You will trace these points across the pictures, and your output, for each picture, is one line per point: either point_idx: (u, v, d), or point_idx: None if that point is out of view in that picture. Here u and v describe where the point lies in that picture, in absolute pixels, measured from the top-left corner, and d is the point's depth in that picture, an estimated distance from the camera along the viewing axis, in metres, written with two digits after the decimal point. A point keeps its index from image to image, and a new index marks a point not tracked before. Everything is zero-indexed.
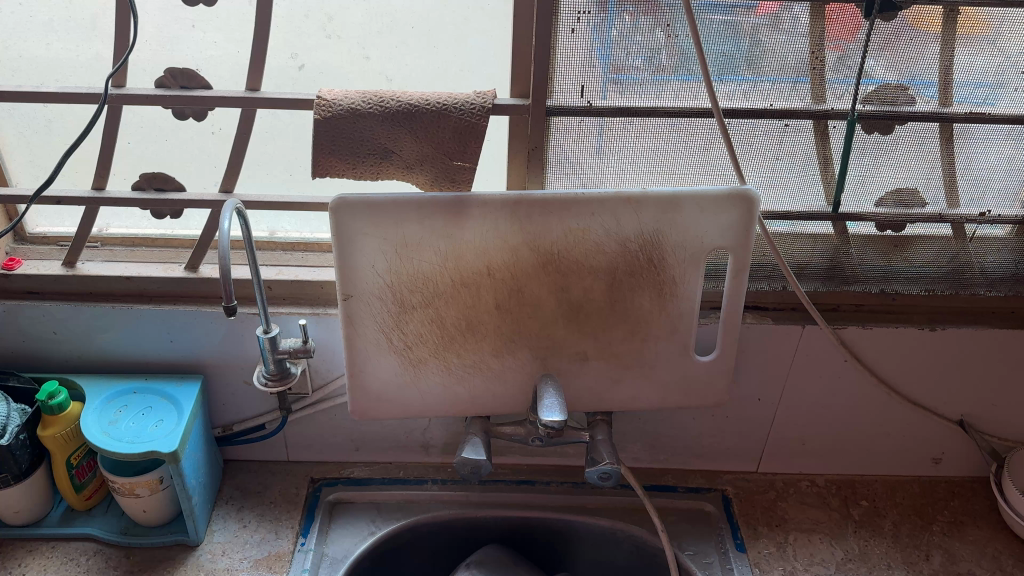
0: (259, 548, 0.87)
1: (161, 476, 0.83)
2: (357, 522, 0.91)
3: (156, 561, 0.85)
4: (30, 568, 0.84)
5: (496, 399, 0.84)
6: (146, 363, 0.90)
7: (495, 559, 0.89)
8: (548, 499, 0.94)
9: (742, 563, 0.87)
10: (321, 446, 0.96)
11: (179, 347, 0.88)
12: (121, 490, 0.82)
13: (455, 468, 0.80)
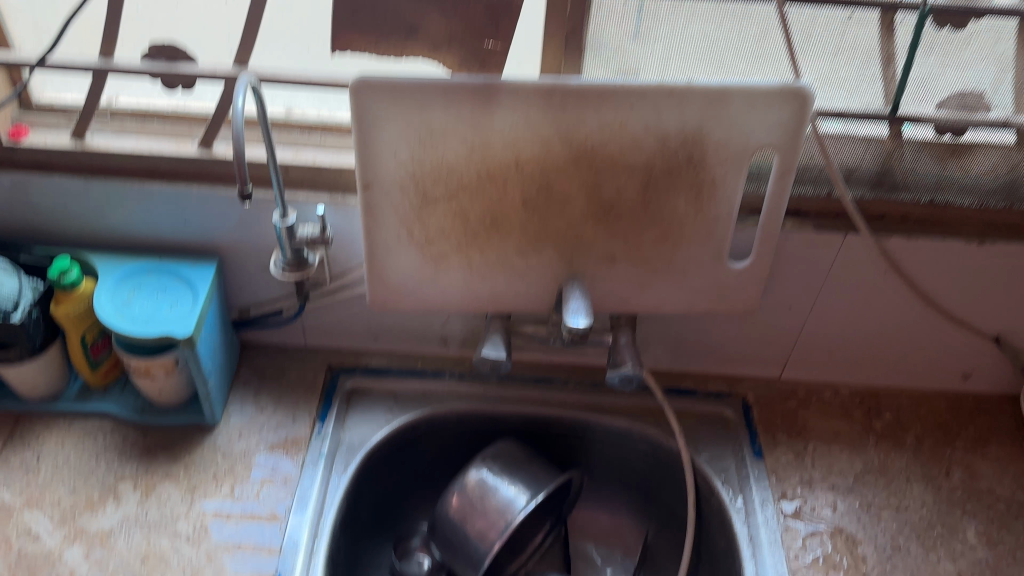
0: (276, 432, 0.87)
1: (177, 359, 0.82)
2: (374, 411, 0.91)
3: (174, 441, 0.86)
4: (49, 443, 0.85)
5: (518, 298, 0.81)
6: (160, 243, 0.87)
7: (509, 454, 0.89)
8: (566, 398, 0.94)
9: (758, 470, 0.87)
10: (339, 333, 0.95)
11: (194, 227, 0.85)
12: (137, 371, 0.81)
13: (476, 364, 0.79)
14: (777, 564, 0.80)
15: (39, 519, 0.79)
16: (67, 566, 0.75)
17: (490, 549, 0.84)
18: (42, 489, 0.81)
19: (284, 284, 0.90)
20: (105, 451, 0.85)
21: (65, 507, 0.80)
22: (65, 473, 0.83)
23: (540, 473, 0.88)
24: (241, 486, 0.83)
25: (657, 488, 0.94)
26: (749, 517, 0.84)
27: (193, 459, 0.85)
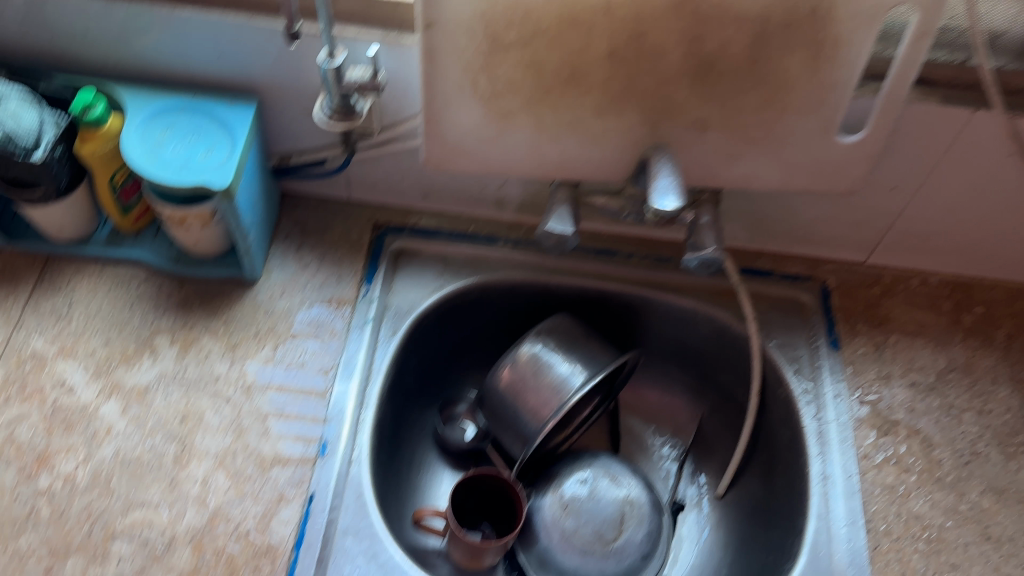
0: (321, 292, 0.82)
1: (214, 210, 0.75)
2: (423, 275, 0.85)
3: (212, 295, 0.81)
4: (80, 290, 0.80)
5: (590, 165, 0.72)
6: (192, 78, 0.78)
7: (566, 329, 0.84)
8: (630, 274, 0.86)
9: (834, 361, 0.81)
10: (386, 188, 0.87)
11: (229, 61, 0.76)
12: (172, 220, 0.75)
13: (538, 237, 0.72)
14: (846, 463, 0.76)
15: (73, 371, 0.76)
16: (104, 423, 0.73)
17: (541, 427, 0.80)
18: (75, 339, 0.77)
19: (329, 132, 0.81)
20: (140, 302, 0.80)
21: (100, 359, 0.76)
22: (99, 323, 0.78)
23: (598, 352, 0.83)
24: (284, 347, 0.78)
25: (717, 371, 0.89)
26: (820, 411, 0.78)
27: (232, 316, 0.80)
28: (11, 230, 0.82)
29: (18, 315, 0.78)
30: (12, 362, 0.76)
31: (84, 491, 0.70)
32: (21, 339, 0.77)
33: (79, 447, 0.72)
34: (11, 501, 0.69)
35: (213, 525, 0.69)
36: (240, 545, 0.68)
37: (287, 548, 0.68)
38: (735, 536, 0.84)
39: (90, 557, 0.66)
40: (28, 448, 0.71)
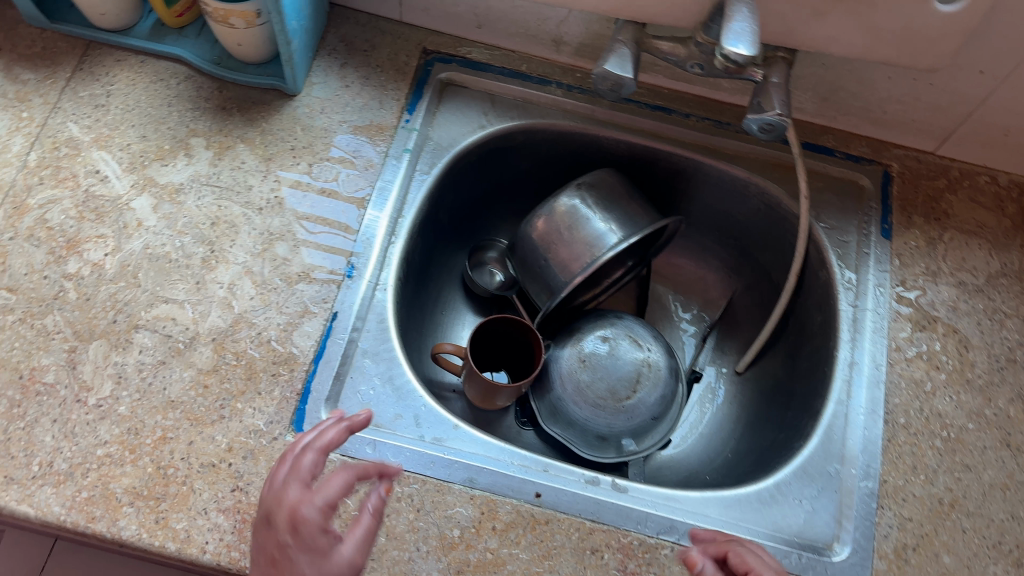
0: (361, 114, 0.79)
1: (259, 10, 0.72)
2: (467, 111, 0.82)
3: (251, 103, 0.79)
4: (118, 81, 0.78)
5: (660, 4, 0.68)
6: None
7: (609, 186, 0.80)
8: (683, 135, 0.82)
9: (882, 250, 0.78)
10: (439, 12, 0.82)
11: None
12: (212, 15, 0.72)
13: (594, 79, 0.69)
14: (876, 353, 0.74)
15: (107, 161, 0.75)
16: (135, 217, 0.73)
17: (569, 280, 0.78)
18: (111, 130, 0.76)
19: None
20: (178, 101, 0.78)
21: (135, 154, 0.75)
22: (136, 118, 0.77)
23: (638, 213, 0.79)
24: (319, 165, 0.77)
25: (759, 248, 0.86)
26: (857, 298, 0.76)
27: (270, 126, 0.78)
28: (52, 10, 0.79)
29: (55, 99, 0.77)
30: (48, 145, 0.75)
31: (111, 280, 0.70)
32: (57, 124, 0.76)
33: (109, 237, 0.72)
34: (40, 281, 0.70)
35: (236, 328, 0.70)
36: (261, 350, 0.69)
37: (306, 360, 0.69)
38: (748, 412, 0.84)
39: (112, 344, 0.68)
40: (59, 232, 0.72)
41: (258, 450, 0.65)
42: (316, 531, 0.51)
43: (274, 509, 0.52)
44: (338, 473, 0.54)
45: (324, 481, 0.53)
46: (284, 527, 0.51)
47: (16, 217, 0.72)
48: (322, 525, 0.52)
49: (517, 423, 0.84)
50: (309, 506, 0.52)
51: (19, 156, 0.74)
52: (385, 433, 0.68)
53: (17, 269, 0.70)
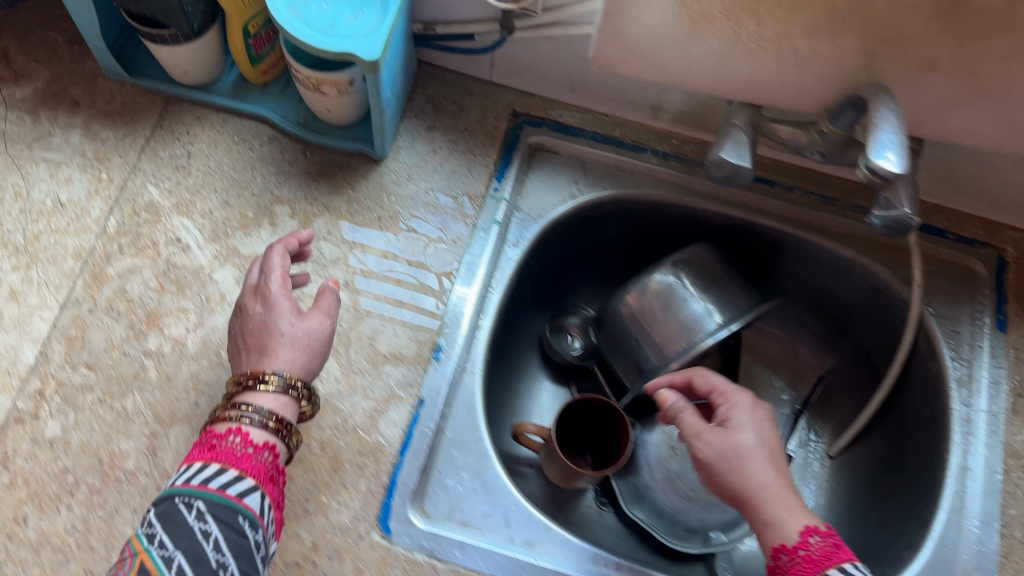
0: (448, 182, 0.76)
1: (352, 79, 0.68)
2: (558, 178, 0.78)
3: (337, 168, 0.76)
4: (200, 141, 0.75)
5: (783, 89, 0.63)
6: None
7: (705, 262, 0.76)
8: (786, 211, 0.78)
9: (997, 343, 0.74)
10: (532, 74, 0.78)
11: None
12: (305, 82, 0.69)
13: (708, 165, 0.65)
14: (991, 458, 0.70)
15: (188, 229, 0.72)
16: (218, 289, 0.70)
17: (664, 365, 0.73)
18: (192, 194, 0.73)
19: (485, 5, 0.70)
20: (262, 165, 0.75)
21: (217, 221, 0.72)
22: (217, 181, 0.74)
23: (737, 293, 0.74)
24: (406, 238, 0.74)
25: (859, 328, 0.83)
26: (971, 396, 0.72)
27: (357, 194, 0.75)
28: (132, 61, 0.76)
29: (135, 161, 0.74)
30: (128, 210, 0.72)
31: (193, 358, 0.68)
32: (137, 186, 0.73)
33: (190, 312, 0.69)
34: (120, 358, 0.67)
35: (322, 415, 0.67)
36: (347, 439, 0.66)
37: (393, 451, 0.66)
38: (841, 502, 0.81)
39: (194, 429, 0.65)
40: (139, 305, 0.69)
41: (344, 549, 0.62)
42: (285, 299, 0.60)
43: (248, 296, 0.61)
44: (275, 255, 0.62)
45: (269, 265, 0.61)
46: (258, 305, 0.59)
47: (96, 287, 0.69)
48: (285, 294, 0.60)
49: (596, 503, 0.79)
50: (273, 284, 0.60)
51: (99, 222, 0.71)
52: (473, 533, 0.65)
53: (96, 344, 0.67)
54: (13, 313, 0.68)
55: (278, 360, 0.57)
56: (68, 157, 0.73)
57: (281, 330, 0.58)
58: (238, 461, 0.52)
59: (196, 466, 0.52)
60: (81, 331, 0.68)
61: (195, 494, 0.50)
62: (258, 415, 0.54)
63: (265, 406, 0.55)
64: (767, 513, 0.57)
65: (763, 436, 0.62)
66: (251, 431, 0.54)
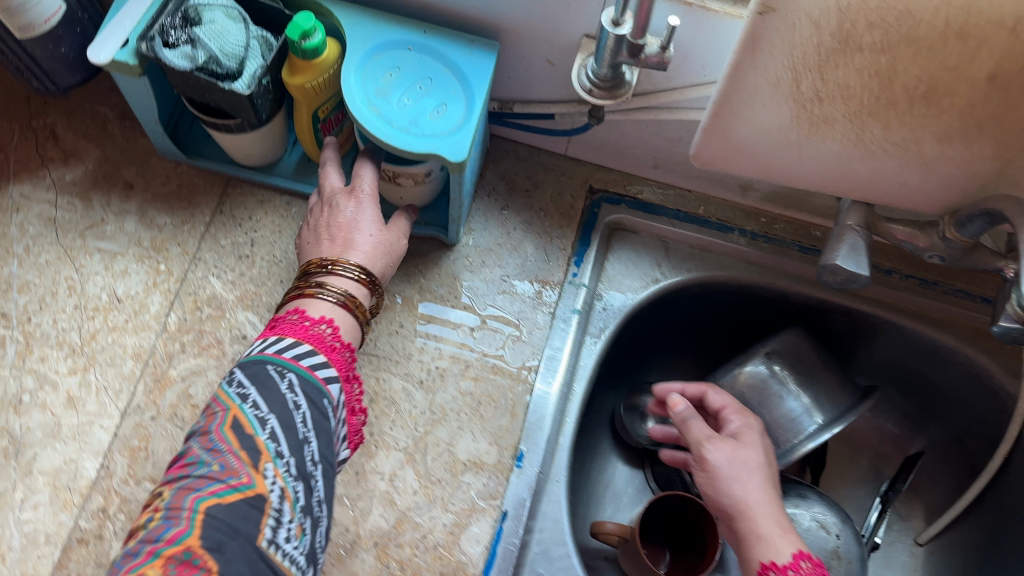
0: (524, 267, 0.72)
1: (430, 171, 0.64)
2: (639, 260, 0.73)
3: (408, 255, 0.72)
4: (263, 227, 0.71)
5: (902, 191, 0.58)
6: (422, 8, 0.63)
7: (797, 352, 0.71)
8: (884, 294, 0.73)
9: None
10: (613, 150, 0.73)
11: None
12: (385, 178, 0.65)
13: (821, 268, 0.60)
14: None
15: (254, 324, 0.67)
16: None
17: None
18: (257, 286, 0.69)
19: (569, 86, 0.66)
20: None
21: None
22: (283, 271, 0.69)
23: (835, 389, 0.70)
24: (482, 330, 0.70)
25: (951, 410, 0.78)
26: None
27: (429, 282, 0.71)
28: (188, 143, 0.72)
29: (194, 249, 0.70)
30: (189, 305, 0.68)
31: None
32: (198, 279, 0.69)
33: None
34: None
35: (400, 530, 0.63)
36: (427, 557, 0.62)
37: (476, 571, 0.62)
38: None
39: None
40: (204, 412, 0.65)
41: None
42: (372, 203, 0.61)
43: (336, 194, 0.62)
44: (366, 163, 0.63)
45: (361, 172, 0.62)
46: (348, 205, 0.61)
47: (158, 391, 0.65)
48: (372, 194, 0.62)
49: None
50: (363, 184, 0.62)
51: (159, 318, 0.67)
52: None
53: (161, 455, 0.63)
54: (71, 422, 0.64)
55: (357, 252, 0.59)
56: (123, 247, 0.69)
57: (362, 225, 0.60)
58: (326, 348, 0.53)
59: (284, 339, 0.52)
60: (145, 441, 0.64)
61: (289, 367, 0.51)
62: (340, 295, 0.56)
63: (343, 288, 0.57)
64: (751, 523, 0.55)
65: (767, 458, 0.60)
66: (334, 318, 0.55)
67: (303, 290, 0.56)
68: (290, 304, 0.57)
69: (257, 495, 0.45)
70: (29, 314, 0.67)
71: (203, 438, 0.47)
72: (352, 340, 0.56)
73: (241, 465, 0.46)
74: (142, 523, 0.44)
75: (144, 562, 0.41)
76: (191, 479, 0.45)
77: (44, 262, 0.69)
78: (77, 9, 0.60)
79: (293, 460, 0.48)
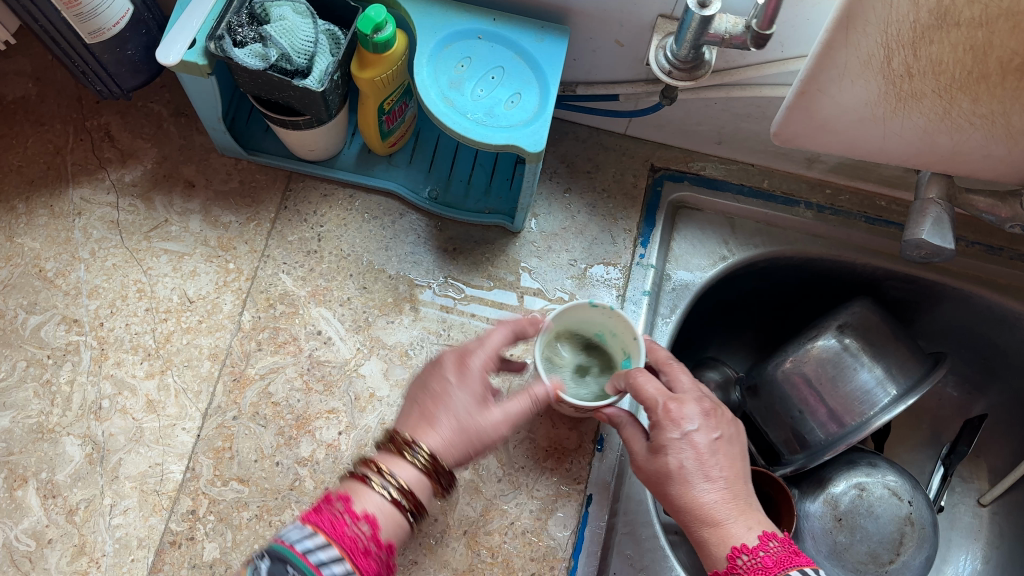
0: (590, 251, 0.72)
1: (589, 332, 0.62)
2: (705, 237, 0.73)
3: (473, 245, 0.72)
4: (329, 222, 0.71)
5: (985, 161, 0.57)
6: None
7: (864, 323, 0.72)
8: (950, 263, 0.74)
9: None
10: (675, 129, 0.73)
11: None
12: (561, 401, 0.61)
13: (904, 245, 0.61)
14: None
15: (329, 320, 0.67)
16: (367, 386, 0.65)
17: (829, 439, 0.70)
18: (327, 281, 0.69)
19: (636, 67, 0.65)
20: (397, 243, 0.71)
21: (357, 310, 0.68)
22: (352, 265, 0.69)
23: (907, 359, 0.71)
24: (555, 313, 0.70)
25: (1015, 373, 0.78)
26: None
27: (497, 269, 0.71)
28: (246, 137, 0.72)
29: (263, 246, 0.70)
30: (261, 302, 0.67)
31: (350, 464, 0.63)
32: (269, 276, 0.68)
33: (341, 413, 0.64)
34: (272, 469, 0.62)
35: (488, 518, 0.63)
36: (517, 544, 0.62)
37: (566, 555, 0.62)
38: (1004, 555, 0.77)
39: None
40: (286, 409, 0.64)
41: None
42: (473, 384, 0.55)
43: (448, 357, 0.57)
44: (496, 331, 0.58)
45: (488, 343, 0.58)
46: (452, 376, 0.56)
47: (238, 391, 0.64)
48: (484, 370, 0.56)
49: None
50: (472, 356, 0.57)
51: (232, 317, 0.67)
52: None
53: (246, 455, 0.62)
54: (153, 426, 0.63)
55: (433, 436, 0.53)
56: (190, 247, 0.69)
57: (455, 406, 0.54)
58: (355, 555, 0.48)
59: (310, 532, 0.47)
60: (228, 442, 0.63)
61: (308, 568, 0.45)
62: (391, 490, 0.50)
63: (402, 480, 0.51)
64: (699, 533, 0.53)
65: (698, 452, 0.54)
66: (376, 517, 0.50)
67: (357, 471, 0.52)
68: (343, 483, 0.52)
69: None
70: (101, 319, 0.66)
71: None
72: (392, 538, 0.51)
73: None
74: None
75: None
76: None
77: (111, 265, 0.68)
78: (143, 10, 0.60)
79: None
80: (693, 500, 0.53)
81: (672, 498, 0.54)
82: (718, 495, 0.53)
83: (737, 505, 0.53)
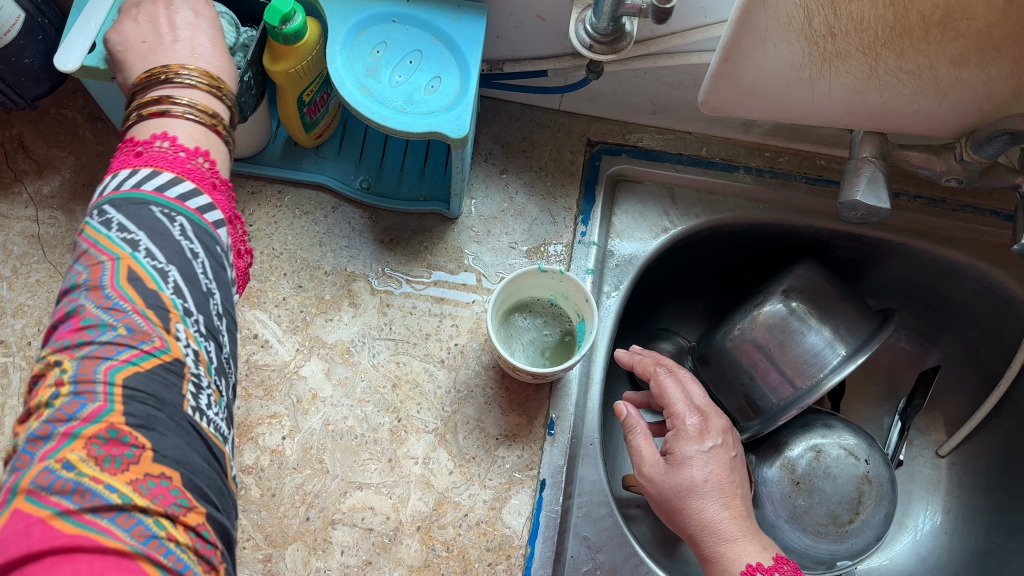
0: (531, 232, 0.70)
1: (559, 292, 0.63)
2: (646, 210, 0.72)
3: (409, 234, 0.70)
4: (258, 221, 0.69)
5: (916, 116, 0.56)
6: None
7: (811, 285, 0.71)
8: (891, 219, 0.73)
9: None
10: (608, 101, 0.72)
11: None
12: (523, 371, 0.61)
13: (840, 207, 0.61)
14: None
15: (265, 322, 0.65)
16: (308, 387, 0.64)
17: (784, 404, 0.69)
18: (261, 282, 0.67)
19: (561, 41, 0.64)
20: (331, 237, 0.69)
21: (293, 310, 0.66)
22: (285, 264, 0.68)
23: (855, 319, 0.70)
24: None
25: (964, 323, 0.78)
26: None
27: (436, 258, 0.69)
28: None
29: None
30: None
31: (295, 468, 0.61)
32: None
33: (284, 416, 0.63)
34: None
35: (441, 512, 0.61)
36: (473, 535, 0.61)
37: (522, 542, 0.61)
38: (964, 505, 0.77)
39: (310, 547, 0.59)
40: None
41: None
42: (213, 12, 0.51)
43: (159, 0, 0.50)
44: None
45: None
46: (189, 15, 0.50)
47: None
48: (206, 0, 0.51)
49: None
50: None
51: None
52: None
53: None
54: None
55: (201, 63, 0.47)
56: None
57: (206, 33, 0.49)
58: (207, 188, 0.42)
59: (146, 171, 0.40)
60: None
61: (177, 208, 0.39)
62: (196, 112, 0.44)
63: (201, 103, 0.45)
64: (708, 550, 0.53)
65: (711, 471, 0.55)
66: (201, 146, 0.44)
67: (150, 109, 0.43)
68: (134, 130, 0.43)
69: (174, 360, 0.35)
70: (28, 338, 0.63)
71: (95, 293, 0.35)
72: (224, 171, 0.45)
73: (151, 326, 0.35)
74: (42, 401, 0.33)
75: (57, 448, 0.31)
76: (94, 347, 0.34)
77: (35, 282, 0.65)
78: (36, 15, 0.57)
79: (201, 317, 0.38)
80: (706, 519, 0.53)
81: (687, 514, 0.54)
82: (732, 513, 0.53)
83: (747, 527, 0.53)
